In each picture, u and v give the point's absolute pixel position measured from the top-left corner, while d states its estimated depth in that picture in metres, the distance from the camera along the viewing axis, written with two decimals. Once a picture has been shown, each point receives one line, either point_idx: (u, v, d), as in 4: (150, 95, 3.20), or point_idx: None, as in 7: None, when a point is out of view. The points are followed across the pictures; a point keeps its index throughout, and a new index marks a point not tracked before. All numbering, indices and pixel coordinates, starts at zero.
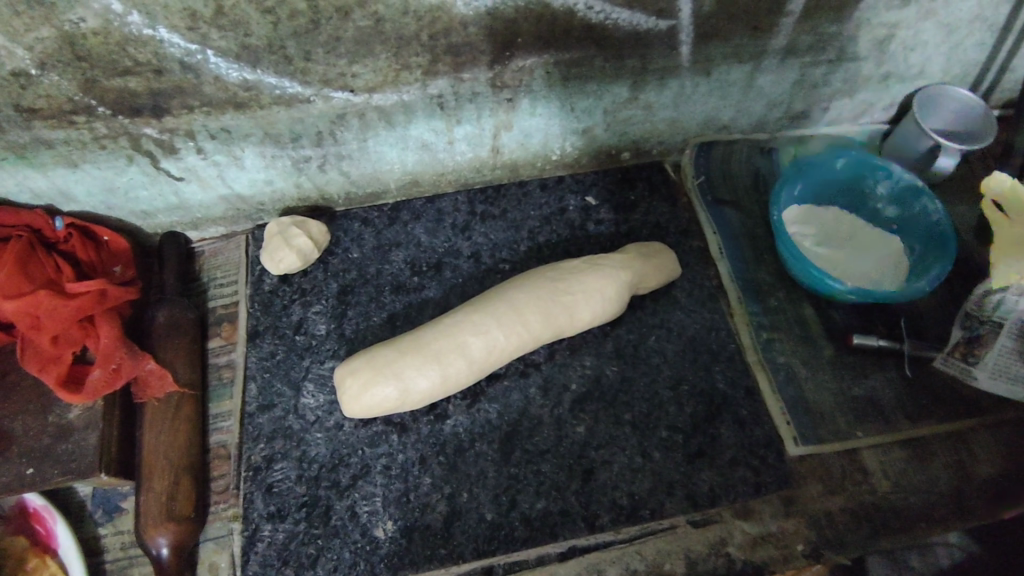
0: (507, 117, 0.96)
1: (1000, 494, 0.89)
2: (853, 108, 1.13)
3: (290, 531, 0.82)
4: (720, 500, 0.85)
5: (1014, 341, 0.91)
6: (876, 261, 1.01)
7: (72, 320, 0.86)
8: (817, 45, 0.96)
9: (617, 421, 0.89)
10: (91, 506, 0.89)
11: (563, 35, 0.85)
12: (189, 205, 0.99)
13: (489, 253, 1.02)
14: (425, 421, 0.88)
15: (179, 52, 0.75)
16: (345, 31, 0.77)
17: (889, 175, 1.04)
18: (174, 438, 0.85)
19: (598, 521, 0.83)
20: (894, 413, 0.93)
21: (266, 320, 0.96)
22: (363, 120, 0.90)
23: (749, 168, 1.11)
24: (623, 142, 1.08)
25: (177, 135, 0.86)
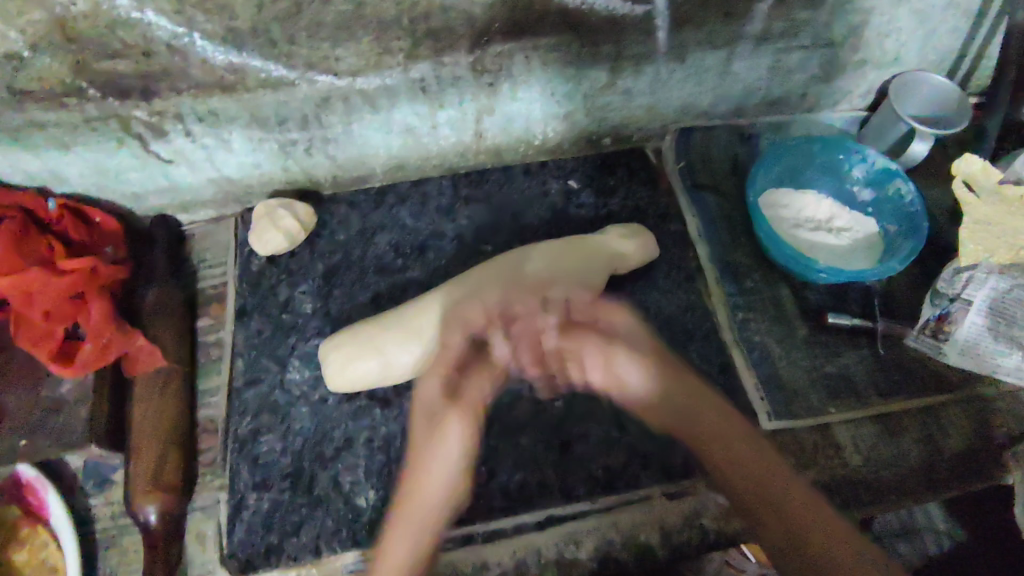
0: (489, 102, 0.99)
1: (970, 468, 0.91)
2: (831, 94, 1.15)
3: (275, 500, 0.84)
4: (695, 472, 0.87)
5: (983, 318, 0.94)
6: (851, 242, 1.02)
7: (63, 296, 0.89)
8: (790, 31, 0.99)
9: (594, 396, 0.92)
10: (82, 477, 0.92)
11: (538, 21, 0.88)
12: (179, 188, 1.01)
13: (472, 235, 1.05)
14: (407, 395, 0.90)
15: (167, 35, 0.79)
16: (326, 14, 0.81)
17: (864, 158, 1.07)
18: (162, 411, 0.88)
19: (574, 492, 0.85)
20: (866, 389, 0.94)
21: (254, 299, 0.98)
22: (347, 104, 0.93)
23: (729, 154, 1.13)
24: (604, 128, 1.11)
25: (166, 118, 0.88)
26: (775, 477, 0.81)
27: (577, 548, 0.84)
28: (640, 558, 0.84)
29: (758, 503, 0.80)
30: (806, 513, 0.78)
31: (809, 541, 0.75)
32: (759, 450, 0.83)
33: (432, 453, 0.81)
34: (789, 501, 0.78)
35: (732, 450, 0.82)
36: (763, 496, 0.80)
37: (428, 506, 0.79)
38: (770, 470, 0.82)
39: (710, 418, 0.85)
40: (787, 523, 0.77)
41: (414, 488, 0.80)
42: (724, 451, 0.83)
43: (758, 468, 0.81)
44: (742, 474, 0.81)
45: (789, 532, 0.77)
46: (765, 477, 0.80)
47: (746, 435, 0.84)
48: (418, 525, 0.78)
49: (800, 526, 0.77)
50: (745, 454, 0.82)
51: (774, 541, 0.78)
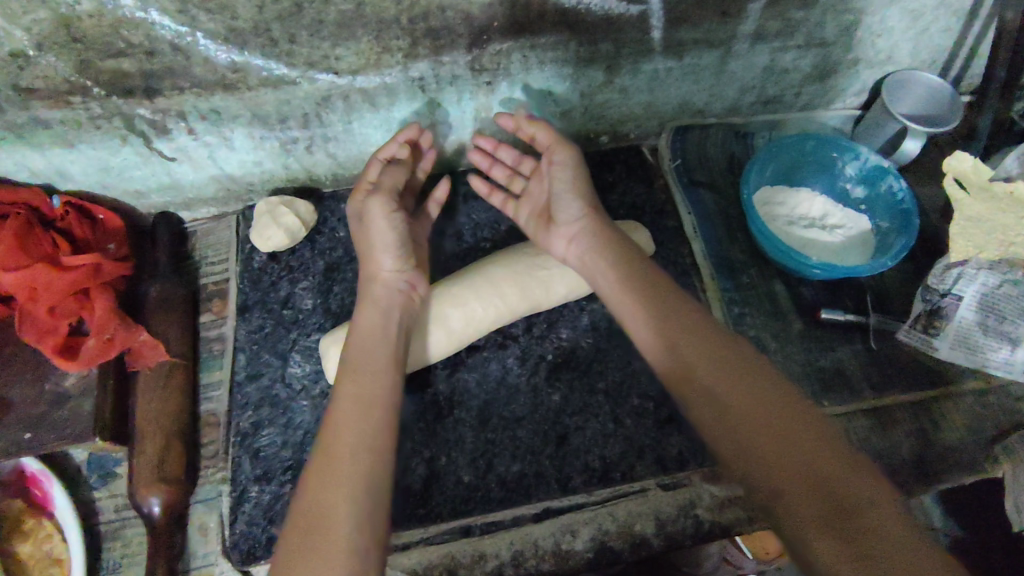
0: (487, 100, 1.00)
1: (963, 461, 0.91)
2: (824, 93, 1.16)
3: (276, 492, 0.85)
4: (689, 463, 0.88)
5: (973, 314, 0.96)
6: (844, 239, 1.05)
7: (68, 291, 0.90)
8: (785, 31, 1.00)
9: (591, 389, 0.93)
10: (86, 471, 0.93)
11: (538, 20, 0.89)
12: (181, 186, 1.03)
13: (471, 232, 1.06)
14: (407, 389, 0.92)
15: (170, 35, 0.80)
16: (327, 14, 0.81)
17: (857, 156, 1.07)
18: (165, 405, 0.89)
19: (571, 483, 0.86)
20: (859, 384, 0.96)
21: (256, 295, 1.00)
22: (348, 103, 0.94)
23: (724, 152, 1.15)
24: (601, 126, 1.12)
25: (169, 116, 0.90)
26: (770, 412, 0.69)
27: (573, 539, 0.85)
28: (636, 548, 0.85)
29: (761, 441, 0.67)
30: (802, 454, 0.65)
31: (838, 493, 0.62)
32: (735, 354, 0.75)
33: (360, 376, 0.75)
34: (774, 439, 0.66)
35: (698, 357, 0.74)
36: (756, 429, 0.68)
37: (358, 425, 0.71)
38: (781, 412, 0.68)
39: (691, 339, 0.76)
40: (786, 466, 0.65)
41: (339, 414, 0.72)
42: (704, 371, 0.73)
43: (728, 383, 0.72)
44: (727, 399, 0.71)
45: (810, 484, 0.63)
46: (750, 399, 0.70)
47: (741, 357, 0.75)
48: (346, 442, 0.70)
49: (789, 474, 0.64)
50: (722, 375, 0.72)
51: (775, 483, 0.64)
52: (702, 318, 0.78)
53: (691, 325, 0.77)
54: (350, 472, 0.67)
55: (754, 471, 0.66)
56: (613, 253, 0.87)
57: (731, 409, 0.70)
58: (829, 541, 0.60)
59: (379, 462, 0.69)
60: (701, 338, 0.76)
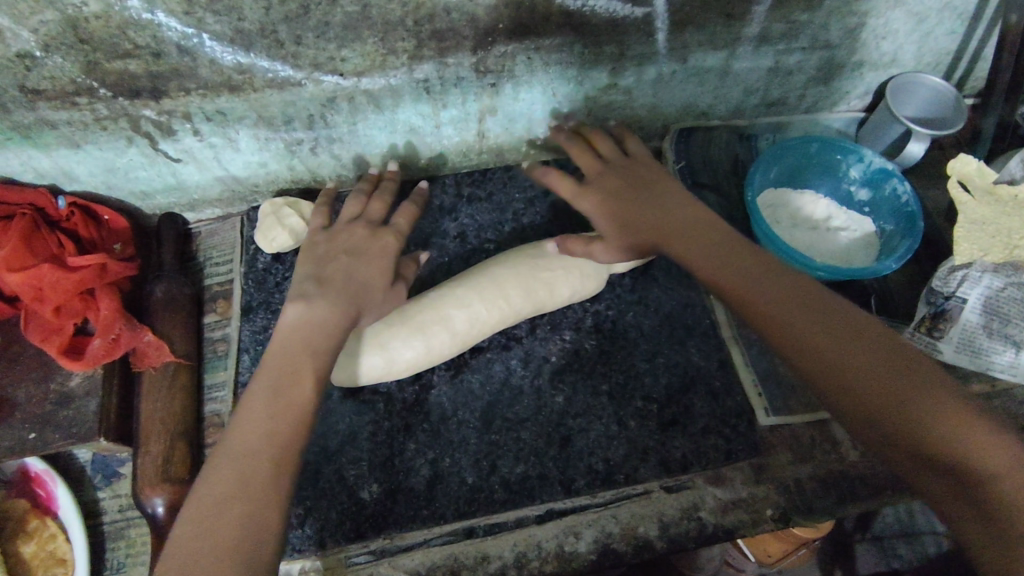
0: (491, 102, 1.00)
1: None
2: (829, 95, 1.16)
3: None
4: (692, 466, 0.88)
5: (977, 317, 0.95)
6: (847, 242, 1.05)
7: (74, 292, 0.90)
8: (789, 33, 1.00)
9: (595, 391, 0.93)
10: (91, 471, 0.94)
11: (543, 22, 0.89)
12: (186, 187, 1.03)
13: (474, 233, 1.06)
14: (411, 390, 0.92)
15: (176, 36, 0.80)
16: (333, 16, 0.81)
17: (861, 159, 1.07)
18: (170, 405, 0.90)
19: (574, 485, 0.86)
20: None
21: (260, 295, 1.00)
22: (352, 104, 0.94)
23: (728, 154, 1.15)
24: (605, 128, 1.12)
25: (175, 117, 0.90)
26: (854, 352, 0.70)
27: (576, 541, 0.85)
28: (639, 551, 0.85)
29: (848, 375, 0.69)
30: (916, 399, 0.66)
31: (959, 462, 0.63)
32: (791, 278, 0.76)
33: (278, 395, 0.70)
34: (858, 374, 0.69)
35: (764, 283, 0.76)
36: (821, 353, 0.71)
37: (261, 452, 0.66)
38: (852, 346, 0.70)
39: (750, 270, 0.77)
40: (908, 423, 0.66)
41: (248, 436, 0.67)
42: (756, 282, 0.76)
43: (778, 297, 0.75)
44: (806, 332, 0.72)
45: (898, 411, 0.66)
46: (776, 312, 0.74)
47: (843, 320, 0.73)
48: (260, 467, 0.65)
49: (871, 398, 0.68)
50: (788, 308, 0.74)
51: (864, 404, 0.68)
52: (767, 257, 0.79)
53: (769, 267, 0.78)
54: (262, 500, 0.64)
55: (857, 399, 0.68)
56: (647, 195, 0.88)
57: (785, 334, 0.73)
58: (933, 479, 0.64)
59: (282, 505, 0.65)
60: (771, 275, 0.77)
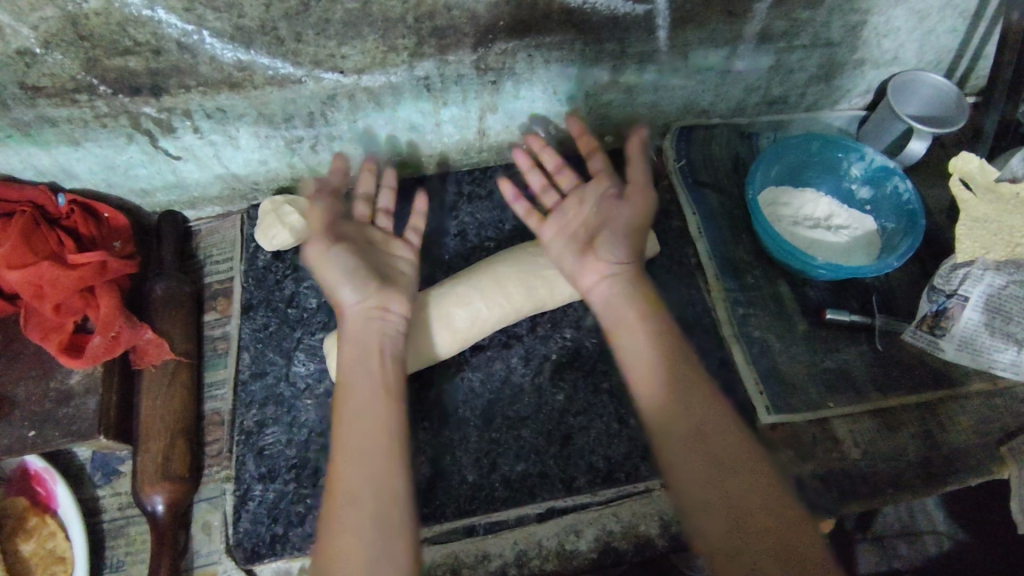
0: (492, 99, 1.00)
1: (968, 462, 0.91)
2: (830, 93, 1.16)
3: (280, 491, 0.86)
4: None
5: (979, 314, 0.95)
6: (849, 240, 1.05)
7: (73, 290, 0.90)
8: (791, 31, 1.00)
9: (595, 389, 0.93)
10: (90, 469, 0.93)
11: (544, 19, 0.89)
12: (186, 184, 1.03)
13: (475, 231, 1.06)
14: (411, 388, 0.92)
15: (177, 33, 0.80)
16: (333, 13, 0.81)
17: (862, 157, 1.07)
18: (169, 403, 0.89)
19: (575, 483, 0.86)
20: (865, 385, 0.96)
21: (260, 293, 1.00)
22: (353, 101, 0.94)
23: (729, 152, 1.15)
24: (606, 126, 1.12)
25: (175, 114, 0.90)
26: (765, 501, 0.75)
27: (577, 539, 0.85)
28: (640, 549, 0.85)
29: (749, 519, 0.74)
30: (791, 540, 0.72)
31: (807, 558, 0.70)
32: (714, 428, 0.79)
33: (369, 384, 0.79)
34: (764, 505, 0.74)
35: (693, 429, 0.80)
36: (732, 499, 0.75)
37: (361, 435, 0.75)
38: (772, 500, 0.75)
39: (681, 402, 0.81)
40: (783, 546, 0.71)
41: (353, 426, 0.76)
42: (689, 436, 0.79)
43: (722, 471, 0.77)
44: (726, 497, 0.75)
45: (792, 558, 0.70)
46: (740, 474, 0.77)
47: (726, 447, 0.78)
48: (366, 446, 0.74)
49: (757, 522, 0.73)
50: (700, 456, 0.78)
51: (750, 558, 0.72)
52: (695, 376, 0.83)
53: (709, 396, 0.82)
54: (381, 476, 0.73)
55: (733, 540, 0.73)
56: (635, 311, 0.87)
57: (687, 479, 0.78)
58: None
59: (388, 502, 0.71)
60: (694, 407, 0.81)
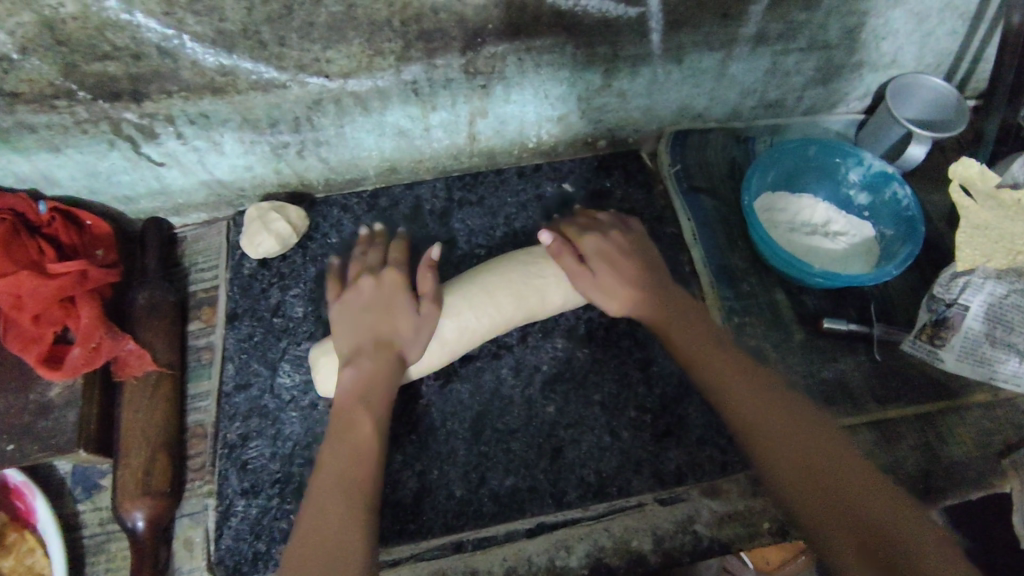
0: (482, 104, 0.98)
1: (970, 476, 0.89)
2: (828, 97, 1.14)
3: (263, 506, 0.84)
4: (687, 478, 0.87)
5: (981, 324, 0.92)
6: (846, 247, 1.02)
7: (53, 300, 0.88)
8: (787, 33, 0.98)
9: (587, 401, 0.91)
10: (72, 482, 0.92)
11: (534, 22, 0.87)
12: (170, 191, 1.01)
13: (466, 238, 1.05)
14: (399, 401, 0.90)
15: (156, 37, 0.78)
16: (317, 16, 0.79)
17: (860, 162, 1.05)
18: (150, 415, 0.87)
19: (566, 498, 0.85)
20: (861, 396, 0.94)
21: (246, 302, 0.98)
22: (339, 106, 0.92)
23: (725, 157, 1.13)
24: (599, 130, 1.10)
25: (157, 120, 0.88)
26: (830, 459, 0.78)
27: (567, 555, 0.81)
28: (632, 565, 0.82)
29: (813, 482, 0.76)
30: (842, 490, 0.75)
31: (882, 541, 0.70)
32: (771, 397, 0.84)
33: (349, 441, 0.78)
34: (819, 466, 0.77)
35: (756, 405, 0.83)
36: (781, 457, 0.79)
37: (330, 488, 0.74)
38: (828, 460, 0.78)
39: (735, 383, 0.85)
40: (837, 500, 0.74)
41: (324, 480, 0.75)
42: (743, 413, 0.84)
43: (785, 425, 0.81)
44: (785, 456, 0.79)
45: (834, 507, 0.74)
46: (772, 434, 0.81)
47: (814, 439, 0.80)
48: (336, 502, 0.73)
49: (814, 489, 0.76)
50: (769, 419, 0.82)
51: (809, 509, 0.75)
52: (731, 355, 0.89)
53: (745, 378, 0.86)
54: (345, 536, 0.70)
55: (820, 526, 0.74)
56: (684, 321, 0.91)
57: (763, 438, 0.81)
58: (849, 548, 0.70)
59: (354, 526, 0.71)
60: (744, 383, 0.85)
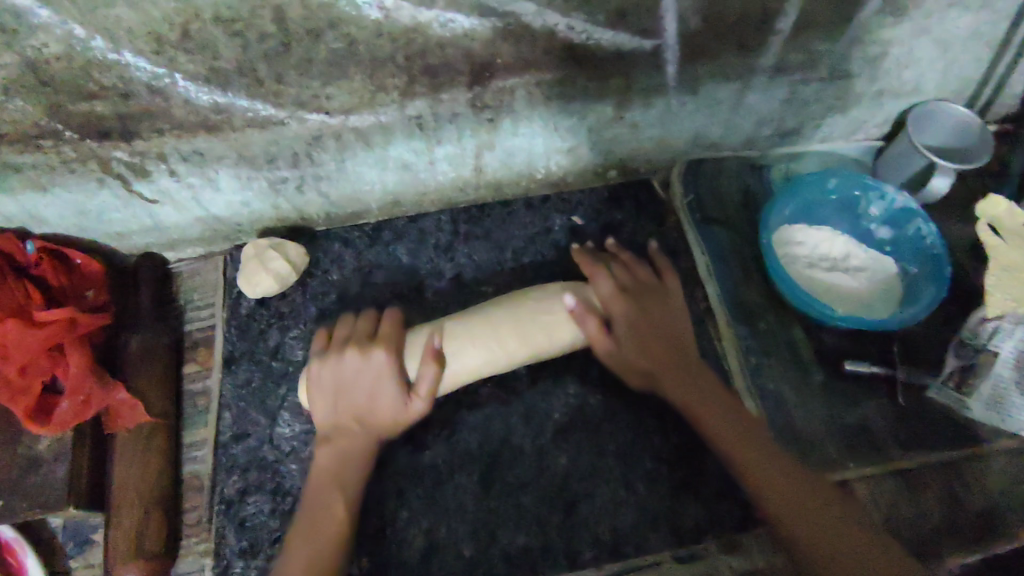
0: (489, 137, 0.94)
1: (999, 526, 0.85)
2: (847, 124, 1.10)
3: (263, 568, 0.79)
4: (706, 535, 0.82)
5: (1011, 372, 0.87)
6: (867, 284, 0.98)
7: (40, 349, 0.84)
8: (807, 63, 0.94)
9: (600, 451, 0.87)
10: (63, 538, 0.87)
11: (544, 55, 0.82)
12: (164, 227, 0.96)
13: (472, 274, 1.01)
14: (404, 452, 0.86)
15: (146, 76, 0.74)
16: (317, 52, 0.76)
17: (883, 195, 1.01)
18: (144, 470, 0.83)
19: (580, 557, 0.80)
20: (885, 442, 0.91)
21: (243, 345, 0.94)
22: (340, 142, 0.87)
23: (740, 187, 1.09)
24: (610, 160, 1.06)
25: (148, 158, 0.83)
26: (817, 510, 0.73)
27: None
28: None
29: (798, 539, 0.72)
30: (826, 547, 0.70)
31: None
32: (752, 444, 0.79)
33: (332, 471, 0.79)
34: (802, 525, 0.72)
35: (743, 452, 0.79)
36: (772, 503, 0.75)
37: (303, 527, 0.74)
38: (809, 515, 0.73)
39: (716, 422, 0.81)
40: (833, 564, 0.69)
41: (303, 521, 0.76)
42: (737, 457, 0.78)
43: (767, 475, 0.77)
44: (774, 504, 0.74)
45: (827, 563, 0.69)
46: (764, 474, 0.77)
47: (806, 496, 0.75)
48: (307, 538, 0.73)
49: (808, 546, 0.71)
50: (751, 463, 0.78)
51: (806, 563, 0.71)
52: (710, 389, 0.84)
53: (728, 424, 0.81)
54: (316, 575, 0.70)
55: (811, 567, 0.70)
56: (670, 368, 0.85)
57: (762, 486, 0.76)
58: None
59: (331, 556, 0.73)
60: (723, 421, 0.81)
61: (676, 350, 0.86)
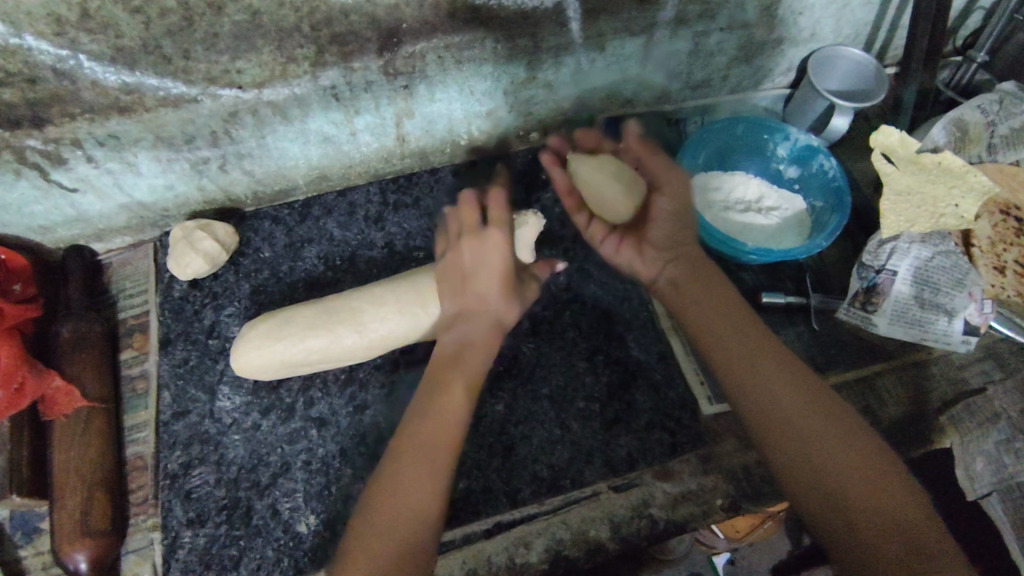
0: (406, 104, 0.96)
1: (914, 435, 0.91)
2: (753, 73, 1.15)
3: (211, 535, 0.83)
4: (639, 463, 0.87)
5: (909, 288, 0.95)
6: (780, 221, 1.04)
7: None
8: (706, 14, 0.98)
9: (535, 396, 0.91)
10: (9, 528, 0.88)
11: (448, 19, 0.85)
12: (88, 217, 0.96)
13: (403, 241, 1.03)
14: (345, 413, 0.89)
15: (50, 59, 0.74)
16: (221, 26, 0.77)
17: (787, 136, 1.07)
18: (85, 452, 0.85)
19: (520, 495, 0.85)
20: (805, 366, 0.97)
21: (178, 326, 0.95)
22: (257, 117, 0.89)
23: (658, 140, 1.13)
24: (530, 122, 1.09)
25: (63, 144, 0.83)
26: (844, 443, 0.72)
27: (527, 551, 0.81)
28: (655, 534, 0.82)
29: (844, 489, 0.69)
30: (878, 504, 0.68)
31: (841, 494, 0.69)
32: (824, 395, 0.76)
33: (421, 450, 0.72)
34: (855, 476, 0.70)
35: (813, 416, 0.74)
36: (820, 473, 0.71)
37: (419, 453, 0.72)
38: (881, 477, 0.70)
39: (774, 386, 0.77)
40: (887, 520, 0.67)
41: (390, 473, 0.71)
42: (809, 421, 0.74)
43: (844, 437, 0.73)
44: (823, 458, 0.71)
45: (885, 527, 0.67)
46: (826, 440, 0.73)
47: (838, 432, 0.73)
48: (392, 514, 0.69)
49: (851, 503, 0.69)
50: (808, 419, 0.74)
51: (823, 524, 0.69)
52: (762, 334, 0.82)
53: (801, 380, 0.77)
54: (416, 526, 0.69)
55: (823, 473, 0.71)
56: (703, 290, 0.86)
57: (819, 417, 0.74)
58: None
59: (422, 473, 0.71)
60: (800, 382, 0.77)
61: (722, 306, 0.85)
